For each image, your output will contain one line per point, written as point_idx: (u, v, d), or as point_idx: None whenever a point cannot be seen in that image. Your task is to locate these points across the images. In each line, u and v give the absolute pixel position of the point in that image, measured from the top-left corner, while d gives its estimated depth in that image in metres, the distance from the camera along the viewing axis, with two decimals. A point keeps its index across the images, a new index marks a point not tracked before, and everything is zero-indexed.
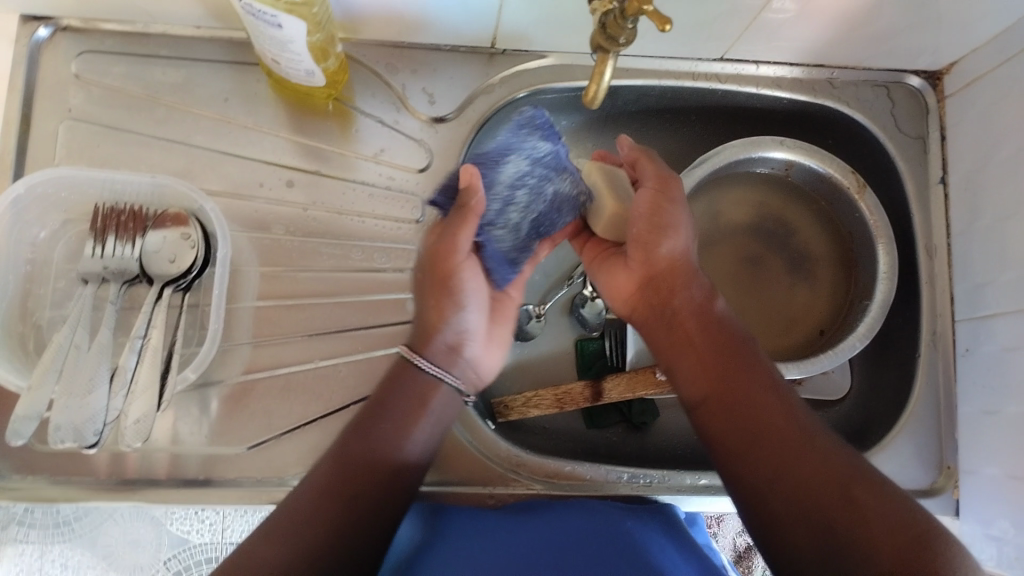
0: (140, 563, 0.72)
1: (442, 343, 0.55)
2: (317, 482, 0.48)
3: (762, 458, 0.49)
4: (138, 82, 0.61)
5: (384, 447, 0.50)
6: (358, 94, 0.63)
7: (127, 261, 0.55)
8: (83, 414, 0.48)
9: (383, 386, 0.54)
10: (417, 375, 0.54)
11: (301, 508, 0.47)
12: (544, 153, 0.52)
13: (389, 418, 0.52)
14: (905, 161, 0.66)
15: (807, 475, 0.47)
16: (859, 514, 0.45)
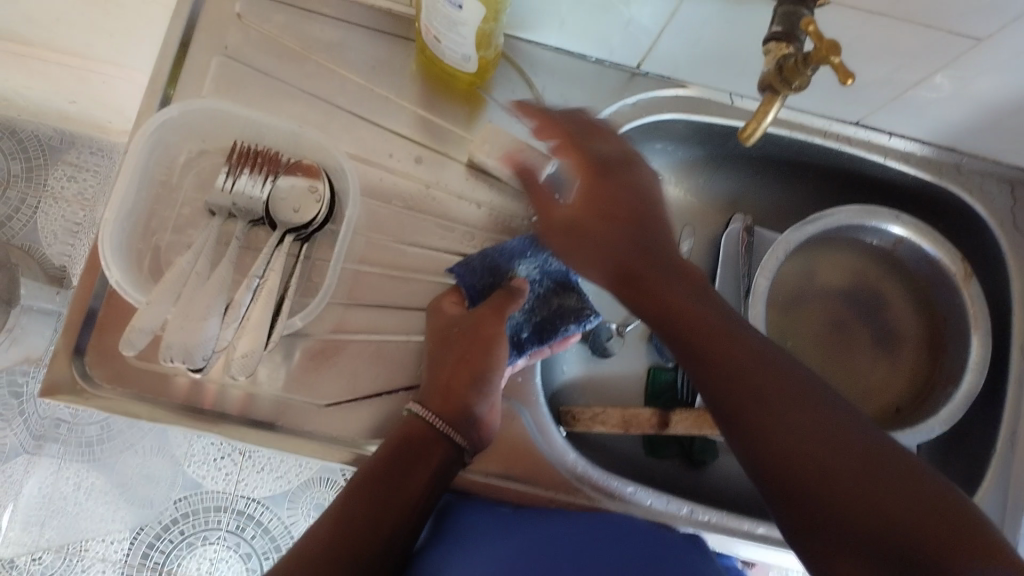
0: (152, 498, 0.89)
1: (455, 401, 0.54)
2: (336, 518, 0.47)
3: (792, 471, 0.42)
4: (294, 33, 0.63)
5: (402, 483, 0.50)
6: (498, 86, 0.64)
7: (256, 201, 0.57)
8: (195, 338, 0.49)
9: (390, 440, 0.52)
10: (429, 430, 0.52)
11: (322, 543, 0.46)
12: (555, 267, 0.61)
13: (406, 455, 0.51)
14: (1018, 259, 0.65)
15: (836, 474, 0.41)
16: (891, 514, 0.39)
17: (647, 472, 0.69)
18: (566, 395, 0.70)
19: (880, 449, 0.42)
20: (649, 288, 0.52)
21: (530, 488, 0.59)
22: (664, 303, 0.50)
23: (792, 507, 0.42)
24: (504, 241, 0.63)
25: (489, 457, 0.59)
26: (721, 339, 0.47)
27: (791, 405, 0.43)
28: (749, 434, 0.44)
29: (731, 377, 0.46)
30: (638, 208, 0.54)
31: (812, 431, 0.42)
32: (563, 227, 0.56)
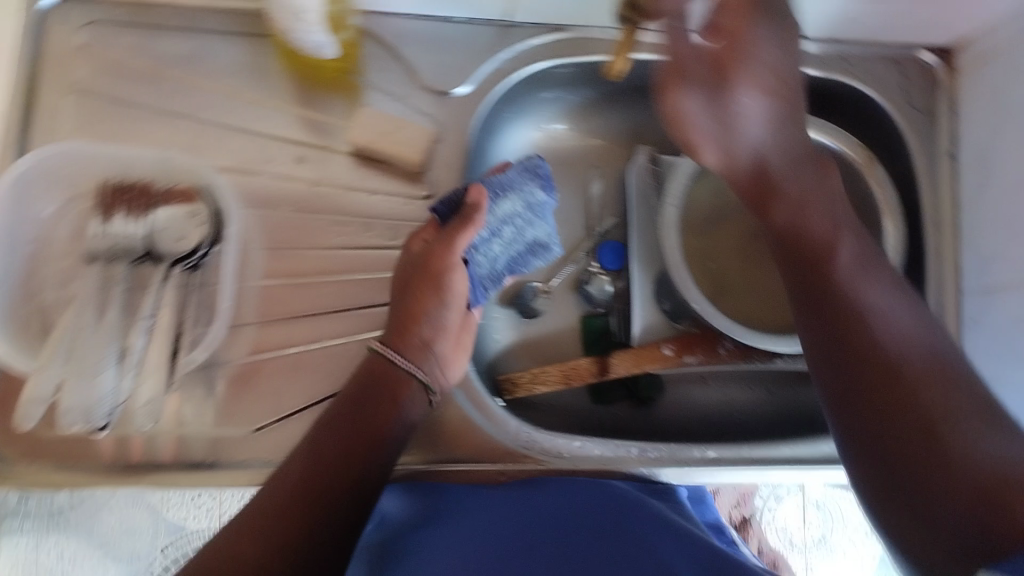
0: (137, 551, 0.80)
1: (411, 340, 0.56)
2: (288, 472, 0.50)
3: (890, 432, 0.47)
4: (143, 53, 0.59)
5: (367, 431, 0.52)
6: (367, 66, 0.61)
7: (136, 238, 0.53)
8: (91, 397, 0.49)
9: (356, 379, 0.54)
10: (393, 369, 0.55)
11: (267, 504, 0.49)
12: (536, 200, 0.58)
13: (360, 408, 0.53)
14: (916, 135, 0.66)
15: (896, 434, 0.47)
16: (945, 473, 0.44)
17: (598, 419, 0.70)
18: (504, 363, 0.70)
19: (954, 436, 0.45)
20: (823, 282, 0.54)
21: (478, 464, 0.60)
22: (818, 278, 0.54)
23: (858, 437, 0.49)
24: (405, 224, 0.61)
25: (434, 443, 0.60)
26: (858, 324, 0.51)
27: (899, 385, 0.48)
28: (840, 391, 0.51)
29: (866, 368, 0.50)
30: (801, 199, 0.56)
31: (914, 402, 0.47)
32: (790, 224, 0.56)
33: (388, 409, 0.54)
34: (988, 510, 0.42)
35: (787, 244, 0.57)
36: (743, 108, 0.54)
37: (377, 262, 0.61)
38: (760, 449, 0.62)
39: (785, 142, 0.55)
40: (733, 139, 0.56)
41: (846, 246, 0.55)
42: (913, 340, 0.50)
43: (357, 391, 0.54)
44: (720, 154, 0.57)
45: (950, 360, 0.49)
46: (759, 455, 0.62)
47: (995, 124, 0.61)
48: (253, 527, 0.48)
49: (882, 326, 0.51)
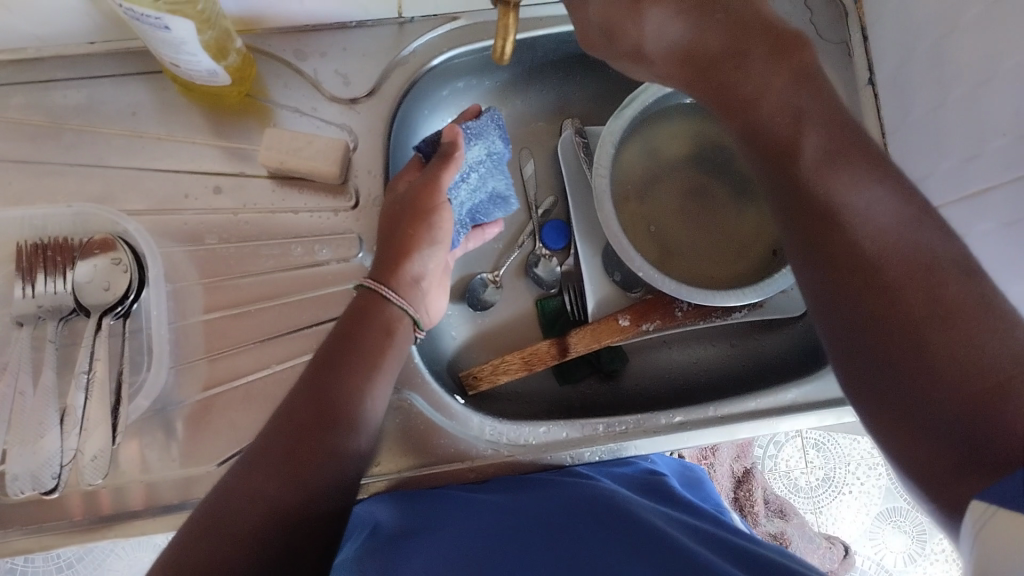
0: None
1: (406, 276, 0.55)
2: (304, 419, 0.47)
3: (883, 336, 0.39)
4: (43, 111, 0.59)
5: (341, 398, 0.49)
6: (270, 86, 0.61)
7: (61, 296, 0.53)
8: (38, 459, 0.47)
9: (349, 317, 0.53)
10: (384, 305, 0.53)
11: (291, 454, 0.46)
12: (498, 150, 0.60)
13: (362, 356, 0.51)
14: (831, 66, 0.66)
15: (893, 339, 0.39)
16: (976, 399, 0.35)
17: (567, 401, 0.70)
18: (465, 358, 0.70)
19: (947, 317, 0.38)
20: (798, 183, 0.45)
21: (447, 465, 0.59)
22: (788, 174, 0.46)
23: (859, 365, 0.41)
24: (336, 237, 0.60)
25: (398, 452, 0.59)
26: (837, 226, 0.43)
27: (902, 302, 0.39)
28: (829, 299, 0.43)
29: (860, 280, 0.41)
30: (752, 93, 0.47)
31: (899, 311, 0.39)
32: (747, 129, 0.48)
33: (387, 351, 0.52)
34: (976, 414, 0.35)
35: (749, 140, 0.48)
36: (644, 25, 0.47)
37: (313, 279, 0.60)
38: (726, 406, 0.62)
39: (710, 33, 0.47)
40: (646, 37, 0.48)
41: (814, 133, 0.46)
42: (901, 239, 0.41)
43: (349, 339, 0.52)
44: (658, 55, 0.49)
45: (942, 263, 0.40)
46: (725, 412, 0.62)
47: (904, 42, 0.60)
48: (282, 480, 0.45)
49: (868, 225, 0.42)
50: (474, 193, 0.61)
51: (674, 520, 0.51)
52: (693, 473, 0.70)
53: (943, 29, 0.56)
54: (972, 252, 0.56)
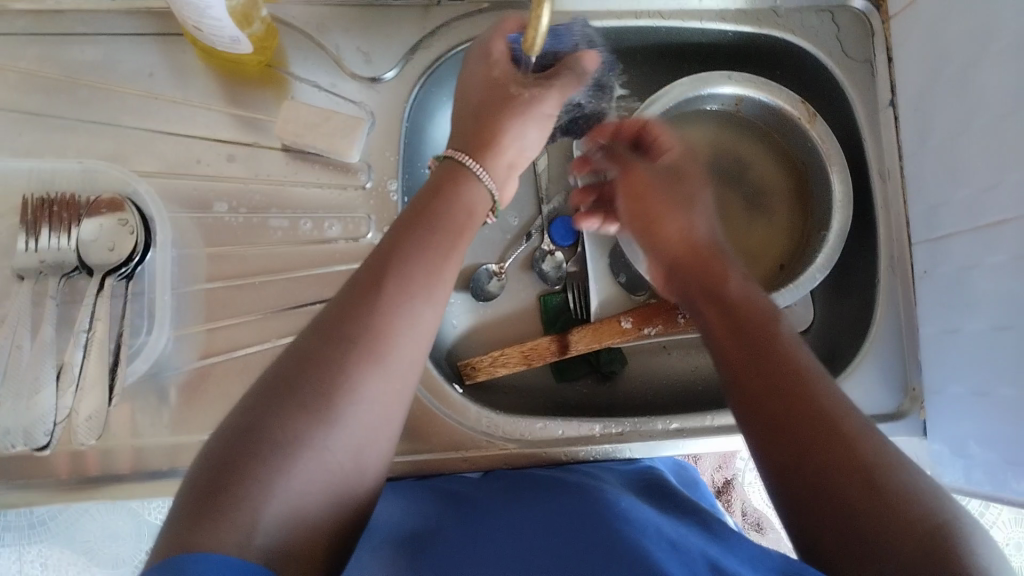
0: (119, 555, 0.72)
1: (500, 163, 0.53)
2: (391, 289, 0.42)
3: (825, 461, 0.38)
4: (56, 64, 0.58)
5: (421, 277, 0.44)
6: (290, 58, 0.60)
7: (64, 252, 0.52)
8: (30, 416, 0.47)
9: (422, 196, 0.48)
10: (462, 185, 0.50)
11: (362, 358, 0.40)
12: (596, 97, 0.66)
13: (436, 250, 0.45)
14: (854, 85, 0.65)
15: (838, 466, 0.37)
16: (924, 549, 0.34)
17: (563, 398, 0.70)
18: (464, 347, 0.70)
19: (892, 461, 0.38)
20: (766, 332, 0.45)
21: (442, 454, 0.59)
22: (759, 322, 0.46)
23: (796, 495, 0.39)
24: (346, 215, 0.60)
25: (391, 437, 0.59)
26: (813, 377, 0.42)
27: (845, 439, 0.38)
28: (769, 431, 0.40)
29: (801, 406, 0.40)
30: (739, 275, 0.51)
31: (851, 439, 0.38)
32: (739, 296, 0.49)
33: (458, 246, 0.47)
34: (928, 562, 0.34)
35: (722, 301, 0.49)
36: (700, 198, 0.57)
37: (318, 257, 0.59)
38: (724, 416, 0.62)
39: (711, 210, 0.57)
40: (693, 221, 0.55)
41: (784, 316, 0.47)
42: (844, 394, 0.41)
43: (415, 226, 0.46)
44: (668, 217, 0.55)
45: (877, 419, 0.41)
46: (723, 423, 0.62)
47: (930, 68, 0.60)
48: (351, 390, 0.39)
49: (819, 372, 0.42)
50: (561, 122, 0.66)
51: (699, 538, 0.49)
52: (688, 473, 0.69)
53: (970, 57, 0.56)
54: (978, 284, 0.56)
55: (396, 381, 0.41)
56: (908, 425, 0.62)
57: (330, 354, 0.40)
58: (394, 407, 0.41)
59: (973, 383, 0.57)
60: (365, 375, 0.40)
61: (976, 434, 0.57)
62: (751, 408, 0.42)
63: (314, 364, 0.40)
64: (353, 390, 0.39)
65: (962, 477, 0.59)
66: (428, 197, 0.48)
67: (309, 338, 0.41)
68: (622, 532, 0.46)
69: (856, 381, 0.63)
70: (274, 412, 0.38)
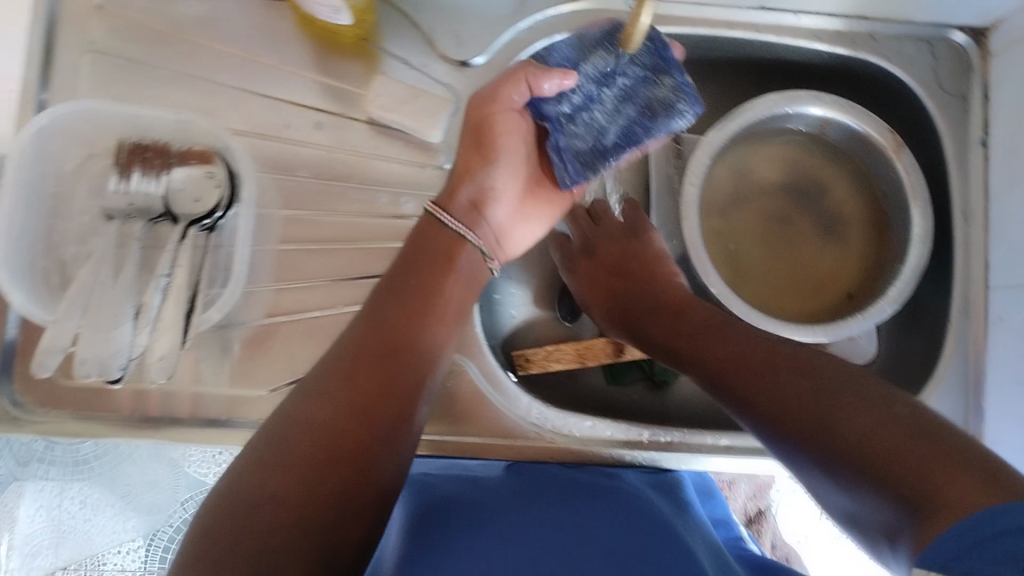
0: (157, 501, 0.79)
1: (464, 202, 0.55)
2: (387, 314, 0.48)
3: (812, 423, 0.43)
4: (163, 17, 0.60)
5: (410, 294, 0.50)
6: (385, 34, 0.61)
7: (152, 197, 0.54)
8: (109, 348, 0.48)
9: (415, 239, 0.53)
10: (443, 229, 0.53)
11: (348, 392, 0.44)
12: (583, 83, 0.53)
13: (436, 269, 0.51)
14: (946, 118, 0.64)
15: (823, 425, 0.42)
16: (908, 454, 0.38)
17: (610, 401, 0.69)
18: (518, 338, 0.70)
19: (869, 393, 0.43)
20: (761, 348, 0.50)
21: (490, 439, 0.59)
22: (727, 343, 0.51)
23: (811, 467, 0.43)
24: (421, 193, 0.61)
25: (440, 416, 0.59)
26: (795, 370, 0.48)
27: (817, 401, 0.43)
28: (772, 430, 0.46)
29: (774, 400, 0.46)
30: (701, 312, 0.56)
31: (825, 396, 0.43)
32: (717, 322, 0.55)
33: (456, 261, 0.53)
34: (915, 469, 0.38)
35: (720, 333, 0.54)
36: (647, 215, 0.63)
37: (391, 231, 0.60)
38: None
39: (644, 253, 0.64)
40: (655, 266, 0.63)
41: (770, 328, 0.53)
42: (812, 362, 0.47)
43: (402, 276, 0.51)
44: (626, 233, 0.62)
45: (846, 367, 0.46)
46: None
47: None
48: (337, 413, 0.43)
49: (790, 356, 0.48)
50: (591, 131, 0.54)
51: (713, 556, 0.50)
52: (708, 483, 0.69)
53: None
54: None
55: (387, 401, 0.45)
56: None
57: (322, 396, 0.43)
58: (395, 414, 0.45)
59: None
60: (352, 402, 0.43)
61: None
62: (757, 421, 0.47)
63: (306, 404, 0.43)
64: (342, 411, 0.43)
65: None
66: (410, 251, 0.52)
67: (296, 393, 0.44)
68: (671, 552, 0.47)
69: None
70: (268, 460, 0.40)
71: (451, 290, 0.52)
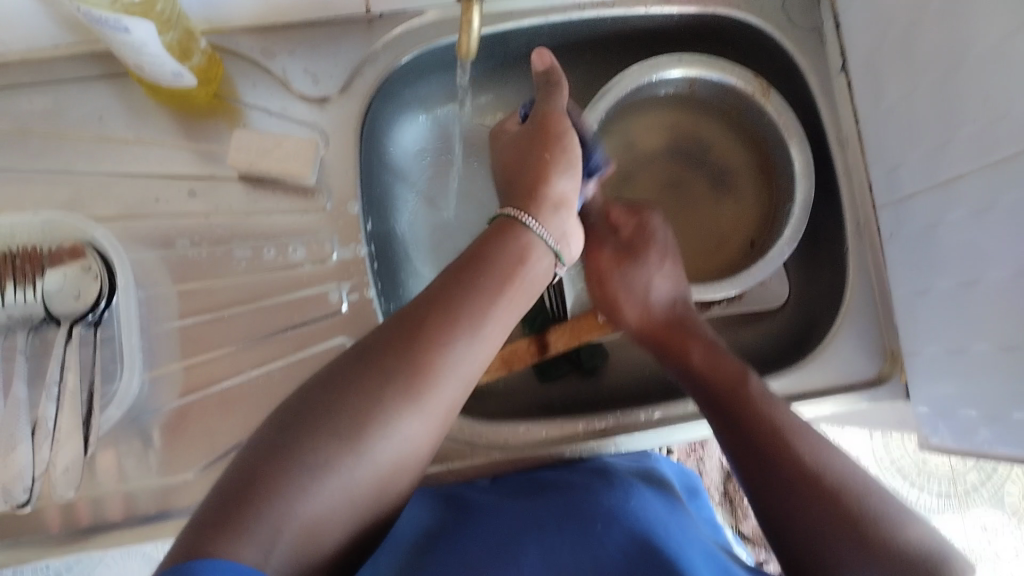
0: None
1: (548, 200, 0.51)
2: (440, 317, 0.43)
3: (788, 483, 0.47)
4: (6, 116, 0.58)
5: (467, 307, 0.44)
6: (239, 86, 0.60)
7: (31, 306, 0.51)
8: (10, 473, 0.47)
9: (484, 236, 0.48)
10: (523, 231, 0.49)
11: (405, 388, 0.41)
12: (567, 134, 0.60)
13: (488, 295, 0.45)
14: (804, 55, 0.66)
15: (805, 488, 0.46)
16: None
17: (547, 398, 0.70)
18: None
19: (846, 480, 0.47)
20: (748, 403, 0.52)
21: (430, 468, 0.58)
22: (728, 376, 0.54)
23: (769, 505, 0.48)
24: (310, 239, 0.60)
25: None
26: (781, 441, 0.49)
27: (795, 463, 0.48)
28: (746, 456, 0.50)
29: (763, 441, 0.50)
30: (693, 324, 0.59)
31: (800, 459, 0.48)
32: (703, 364, 0.56)
33: (506, 290, 0.46)
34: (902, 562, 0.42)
35: (700, 380, 0.55)
36: (648, 266, 0.62)
37: (288, 283, 0.59)
38: None
39: (656, 275, 0.62)
40: (641, 286, 0.62)
41: (755, 376, 0.55)
42: (800, 424, 0.50)
43: (465, 265, 0.46)
44: (626, 301, 0.62)
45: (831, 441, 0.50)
46: None
47: (876, 30, 0.60)
48: (390, 417, 0.40)
49: (785, 411, 0.51)
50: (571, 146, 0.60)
51: (688, 538, 0.52)
52: (692, 481, 0.69)
53: (913, 13, 0.56)
54: (945, 240, 0.55)
55: (440, 414, 0.42)
56: (891, 389, 0.62)
57: (372, 380, 0.40)
58: (430, 440, 0.42)
59: (947, 341, 0.57)
60: (408, 408, 0.40)
61: (956, 393, 0.57)
62: (738, 446, 0.51)
63: (351, 380, 0.40)
64: (393, 414, 0.40)
65: (948, 435, 0.58)
66: (483, 244, 0.48)
67: (337, 364, 0.42)
68: (657, 550, 0.49)
69: (834, 351, 0.63)
70: (293, 435, 0.38)
71: (497, 318, 0.45)
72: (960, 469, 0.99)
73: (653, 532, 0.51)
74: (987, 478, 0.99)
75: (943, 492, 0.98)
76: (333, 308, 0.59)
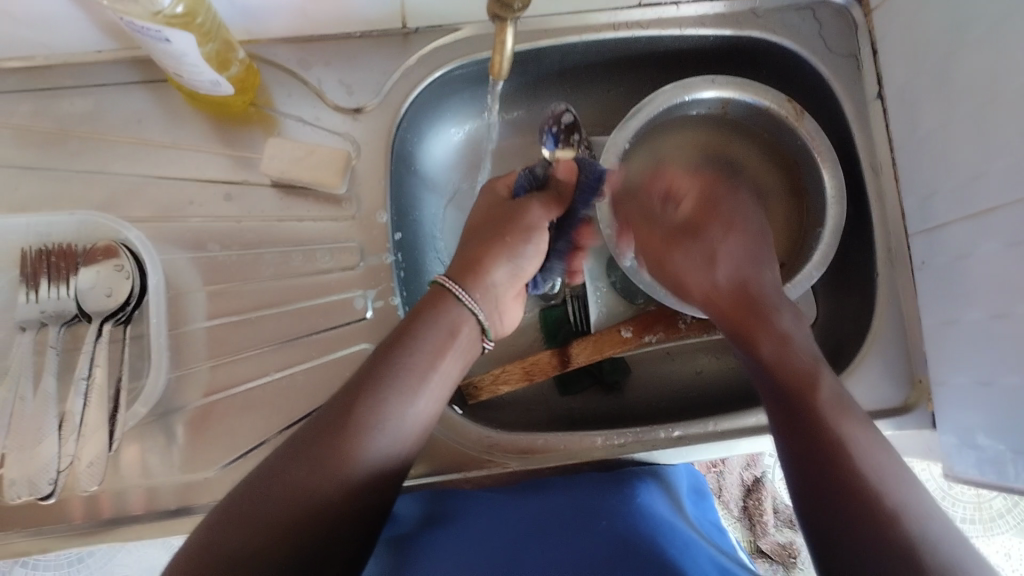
0: None
1: (482, 279, 0.57)
2: (370, 395, 0.48)
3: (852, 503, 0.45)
4: (48, 117, 0.60)
5: (395, 391, 0.48)
6: (274, 94, 0.61)
7: (64, 303, 0.53)
8: (35, 465, 0.48)
9: (415, 311, 0.54)
10: (454, 304, 0.54)
11: (332, 460, 0.45)
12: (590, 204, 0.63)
13: (416, 367, 0.50)
14: (839, 80, 0.65)
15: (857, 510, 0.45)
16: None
17: (566, 410, 0.70)
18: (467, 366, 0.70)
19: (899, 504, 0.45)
20: None
21: (447, 476, 0.59)
22: None
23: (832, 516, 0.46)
24: (339, 246, 0.61)
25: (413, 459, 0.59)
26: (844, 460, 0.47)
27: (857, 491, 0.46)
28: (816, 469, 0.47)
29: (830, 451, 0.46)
30: None
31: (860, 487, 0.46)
32: None
33: (435, 364, 0.51)
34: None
35: None
36: None
37: (314, 288, 0.60)
38: (726, 421, 0.61)
39: None
40: None
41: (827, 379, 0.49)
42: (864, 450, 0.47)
43: (397, 342, 0.51)
44: None
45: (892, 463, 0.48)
46: (725, 427, 0.61)
47: (913, 59, 0.60)
48: (317, 491, 0.44)
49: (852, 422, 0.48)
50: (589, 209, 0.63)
51: (685, 535, 0.54)
52: (700, 482, 0.69)
53: (953, 45, 0.55)
54: (978, 274, 0.55)
55: (371, 479, 0.47)
56: (916, 418, 0.61)
57: (301, 462, 0.45)
58: (372, 496, 0.47)
59: (976, 374, 0.56)
60: (335, 477, 0.45)
61: (983, 425, 0.55)
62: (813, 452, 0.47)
63: (291, 461, 0.45)
64: (322, 485, 0.45)
65: (974, 469, 0.57)
66: (414, 319, 0.53)
67: (287, 441, 0.47)
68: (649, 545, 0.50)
69: (860, 377, 0.62)
70: (236, 517, 0.43)
71: (428, 389, 0.50)
72: (986, 496, 0.97)
73: (648, 526, 0.52)
74: (1013, 506, 0.97)
75: (969, 518, 0.96)
76: (358, 314, 0.60)
